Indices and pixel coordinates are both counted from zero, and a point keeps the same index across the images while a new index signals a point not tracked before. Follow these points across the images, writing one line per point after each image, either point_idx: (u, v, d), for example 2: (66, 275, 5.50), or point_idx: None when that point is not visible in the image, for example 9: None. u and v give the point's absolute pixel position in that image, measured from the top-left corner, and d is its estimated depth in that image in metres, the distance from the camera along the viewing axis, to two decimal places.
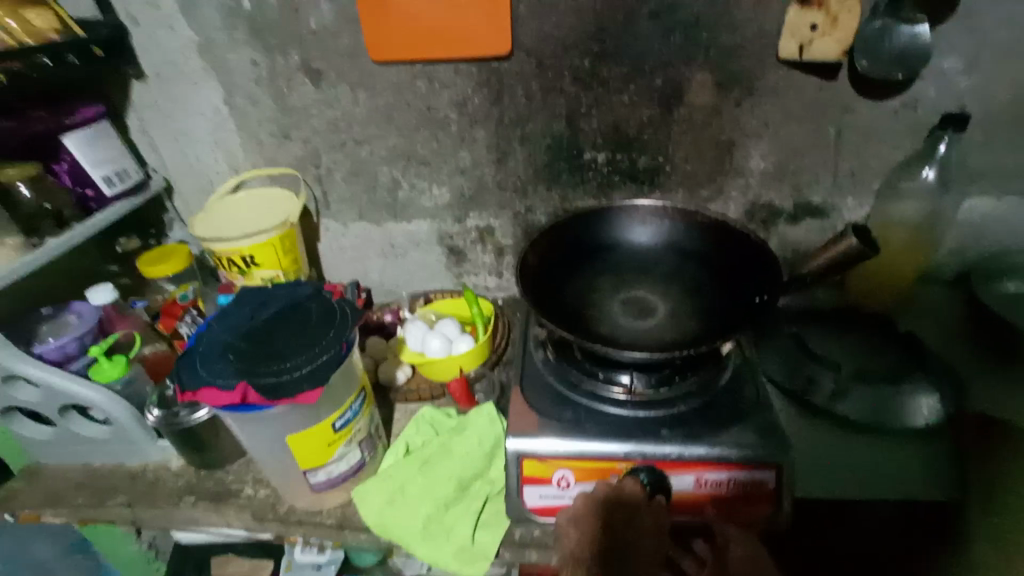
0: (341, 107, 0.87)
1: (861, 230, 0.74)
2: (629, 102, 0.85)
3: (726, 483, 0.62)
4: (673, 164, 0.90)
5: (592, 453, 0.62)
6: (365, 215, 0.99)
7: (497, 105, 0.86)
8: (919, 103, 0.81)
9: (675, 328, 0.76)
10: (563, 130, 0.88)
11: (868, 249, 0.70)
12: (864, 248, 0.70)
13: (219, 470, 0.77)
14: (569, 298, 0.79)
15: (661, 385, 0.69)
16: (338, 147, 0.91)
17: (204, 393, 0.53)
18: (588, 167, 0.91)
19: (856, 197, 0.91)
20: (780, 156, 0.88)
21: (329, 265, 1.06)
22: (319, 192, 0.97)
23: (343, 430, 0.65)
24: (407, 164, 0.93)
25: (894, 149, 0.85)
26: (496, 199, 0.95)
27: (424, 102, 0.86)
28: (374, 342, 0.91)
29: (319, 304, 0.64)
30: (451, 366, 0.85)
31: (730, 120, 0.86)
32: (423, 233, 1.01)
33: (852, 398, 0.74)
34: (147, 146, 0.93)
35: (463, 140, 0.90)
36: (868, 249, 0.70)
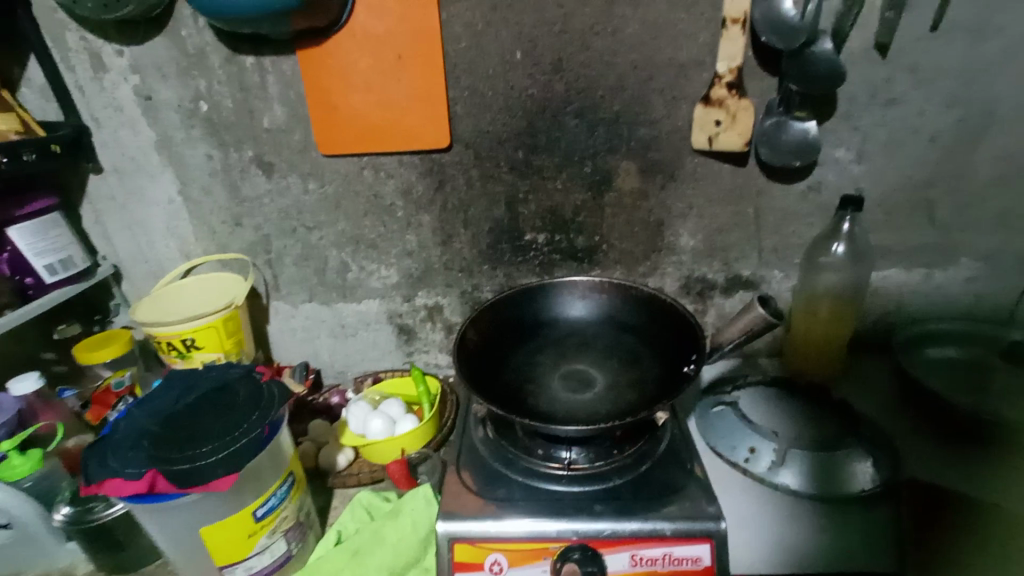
0: (292, 196, 0.93)
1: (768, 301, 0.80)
2: (562, 188, 0.92)
3: (663, 559, 0.59)
4: (609, 244, 0.96)
5: (524, 534, 0.60)
6: (315, 296, 1.01)
7: (440, 192, 0.92)
8: (823, 186, 0.89)
9: (611, 400, 0.77)
10: (504, 214, 0.94)
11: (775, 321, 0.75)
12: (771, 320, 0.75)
13: (133, 572, 0.72)
14: (509, 374, 0.81)
15: (599, 459, 0.69)
16: (290, 233, 0.96)
17: (108, 484, 0.52)
18: (529, 247, 0.96)
19: (781, 270, 0.97)
20: (708, 234, 0.94)
21: (279, 346, 1.06)
22: (269, 275, 0.99)
23: (266, 518, 0.62)
24: (356, 247, 0.97)
25: (808, 227, 0.93)
26: (443, 278, 0.99)
27: (371, 190, 0.92)
28: (315, 425, 0.90)
29: (247, 385, 0.64)
30: (393, 447, 0.84)
31: (657, 203, 0.93)
32: (373, 313, 1.03)
33: (793, 467, 0.73)
34: (99, 235, 0.96)
35: (409, 224, 0.95)
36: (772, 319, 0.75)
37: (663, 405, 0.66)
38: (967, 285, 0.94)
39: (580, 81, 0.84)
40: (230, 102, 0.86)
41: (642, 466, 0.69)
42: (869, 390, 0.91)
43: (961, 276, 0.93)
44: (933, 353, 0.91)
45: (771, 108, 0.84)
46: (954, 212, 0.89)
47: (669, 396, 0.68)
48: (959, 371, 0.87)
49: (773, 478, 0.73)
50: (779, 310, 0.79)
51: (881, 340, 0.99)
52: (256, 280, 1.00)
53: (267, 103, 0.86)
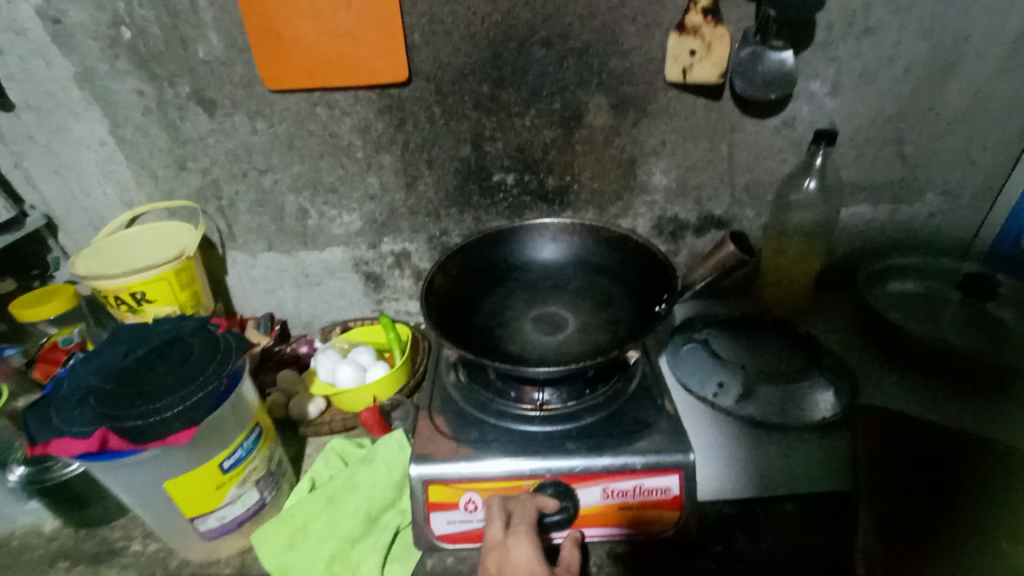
0: (239, 137, 0.86)
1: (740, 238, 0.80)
2: (531, 125, 0.88)
3: (634, 490, 0.61)
4: (580, 184, 0.93)
5: (497, 473, 0.61)
6: (275, 245, 0.96)
7: (401, 131, 0.87)
8: (796, 121, 0.88)
9: (583, 341, 0.77)
10: (470, 154, 0.89)
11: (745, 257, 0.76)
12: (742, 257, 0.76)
13: (101, 528, 0.70)
14: (481, 318, 0.80)
15: (571, 399, 0.70)
16: (240, 177, 0.89)
17: (56, 443, 0.49)
18: (498, 188, 0.93)
19: (752, 209, 0.96)
20: (680, 172, 0.92)
21: (240, 298, 1.02)
22: (222, 223, 0.93)
23: (234, 470, 0.61)
24: (315, 192, 0.91)
25: (780, 163, 0.92)
26: (409, 223, 0.95)
27: (326, 129, 0.86)
28: (284, 376, 0.87)
29: (201, 337, 0.61)
30: (364, 395, 0.83)
31: (630, 141, 0.89)
32: (338, 261, 0.99)
33: (758, 400, 0.77)
34: (24, 182, 0.87)
35: (370, 166, 0.89)
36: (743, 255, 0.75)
37: (634, 344, 0.66)
38: (928, 220, 0.95)
39: (547, 6, 0.78)
40: (158, 29, 0.77)
41: (613, 404, 0.70)
42: (832, 324, 0.93)
43: (925, 210, 0.94)
44: (891, 287, 0.93)
45: (747, 37, 0.80)
46: (922, 147, 0.89)
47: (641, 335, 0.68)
48: (914, 304, 0.90)
49: (738, 410, 0.76)
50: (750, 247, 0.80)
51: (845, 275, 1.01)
52: (209, 228, 0.94)
53: (201, 30, 0.77)
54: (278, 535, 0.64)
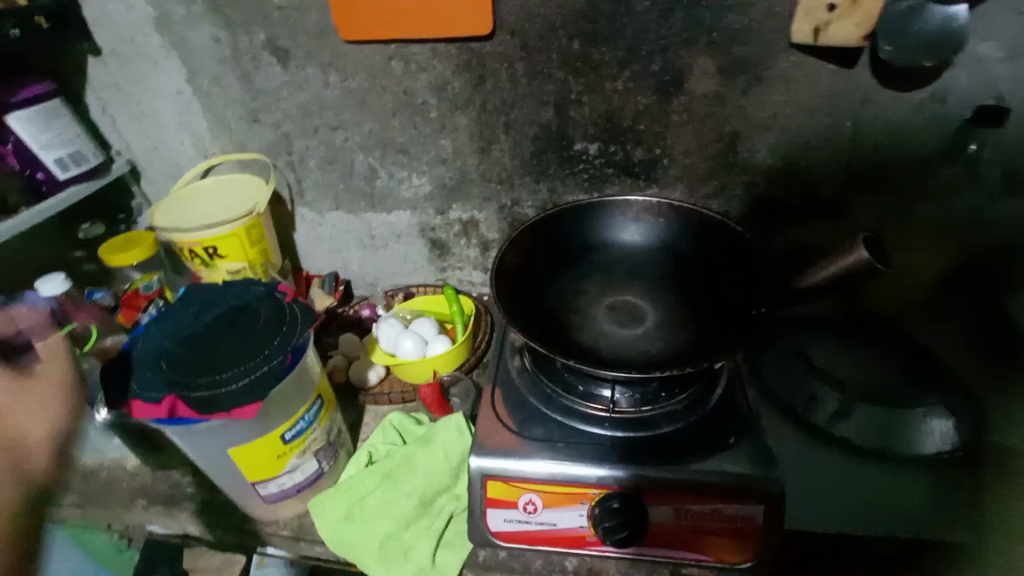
0: (311, 90, 0.82)
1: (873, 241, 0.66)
2: (623, 89, 0.78)
3: (709, 514, 0.56)
4: (671, 157, 0.83)
5: (563, 477, 0.57)
6: (343, 205, 0.94)
7: (479, 90, 0.80)
8: (946, 95, 0.73)
9: (663, 339, 0.70)
10: (552, 119, 0.81)
11: (880, 266, 0.62)
12: (876, 265, 0.62)
13: (175, 472, 0.73)
14: (550, 302, 0.74)
15: (645, 403, 0.64)
16: (312, 132, 0.86)
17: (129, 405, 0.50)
18: (579, 158, 0.85)
19: (871, 197, 0.83)
20: (789, 151, 0.80)
21: (307, 255, 1.01)
22: (293, 179, 0.91)
23: (295, 441, 0.61)
24: (385, 152, 0.87)
25: (916, 145, 0.77)
26: (480, 190, 0.90)
27: (400, 85, 0.80)
28: (346, 339, 0.88)
29: (269, 306, 0.59)
30: (424, 368, 0.81)
31: (736, 112, 0.78)
32: (404, 225, 0.95)
33: (859, 420, 0.69)
34: (109, 128, 0.89)
35: (444, 127, 0.83)
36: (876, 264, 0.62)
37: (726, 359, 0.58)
38: None
39: None
40: None
41: (692, 413, 0.64)
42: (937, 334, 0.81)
43: None
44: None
45: None
46: None
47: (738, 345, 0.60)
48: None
49: (831, 429, 0.69)
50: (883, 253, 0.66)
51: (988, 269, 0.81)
52: (280, 183, 0.92)
53: None
54: (335, 506, 0.64)
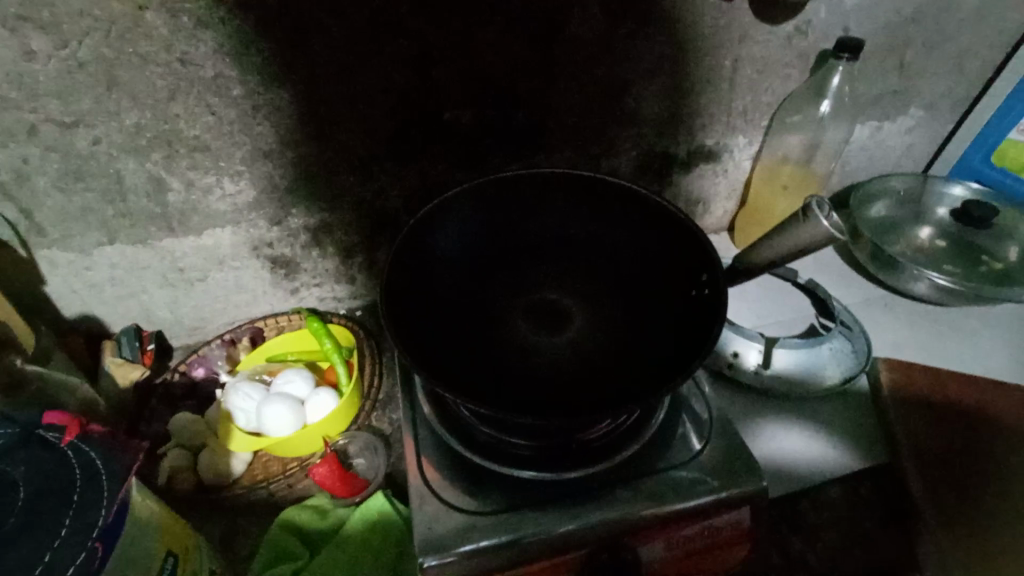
0: (4, 67, 0.50)
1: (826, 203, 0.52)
2: (493, 39, 0.62)
3: (697, 534, 0.51)
4: (556, 117, 0.71)
5: (536, 547, 0.48)
6: (119, 235, 0.64)
7: (299, 53, 0.56)
8: (811, 26, 0.72)
9: (597, 343, 0.62)
10: (408, 84, 0.62)
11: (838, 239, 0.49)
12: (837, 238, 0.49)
13: None
14: (455, 322, 0.60)
15: (598, 428, 0.54)
16: (28, 135, 0.54)
17: None
18: (450, 130, 0.68)
19: (745, 135, 0.82)
20: (673, 96, 0.74)
21: (81, 312, 0.70)
22: (15, 211, 0.59)
23: None
24: (170, 152, 0.59)
25: (784, 80, 0.77)
26: (327, 186, 0.68)
27: (170, 51, 0.53)
28: (180, 423, 0.63)
29: (29, 469, 0.40)
30: (309, 438, 0.62)
31: (620, 57, 0.68)
32: (226, 247, 0.69)
33: (783, 371, 0.69)
34: None
35: (255, 108, 0.59)
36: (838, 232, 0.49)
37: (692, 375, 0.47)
38: (905, 137, 0.90)
39: None
40: None
41: (652, 423, 0.56)
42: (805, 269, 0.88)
43: (907, 125, 0.88)
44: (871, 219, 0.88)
45: None
46: (925, 55, 0.79)
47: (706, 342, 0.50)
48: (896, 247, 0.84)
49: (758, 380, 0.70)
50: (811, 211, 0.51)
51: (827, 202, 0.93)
52: None
53: None
54: None
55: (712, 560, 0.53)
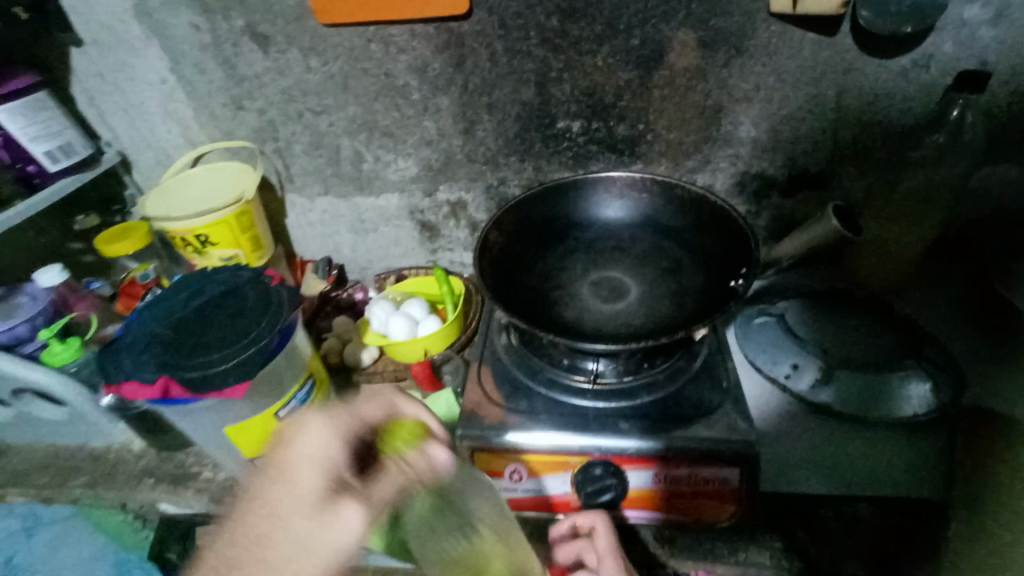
0: (293, 76, 0.82)
1: (844, 213, 0.77)
2: (603, 65, 0.78)
3: (685, 479, 0.59)
4: (655, 133, 0.83)
5: (545, 447, 0.60)
6: (331, 190, 0.95)
7: (460, 71, 0.80)
8: (931, 60, 0.73)
9: (646, 311, 0.71)
10: (534, 97, 0.81)
11: (847, 234, 0.74)
12: (844, 232, 0.74)
13: (180, 452, 0.78)
14: (533, 278, 0.75)
15: (627, 375, 0.66)
16: (296, 118, 0.87)
17: (116, 390, 0.55)
18: (563, 136, 0.85)
19: (856, 166, 0.83)
20: (772, 122, 0.80)
21: (299, 242, 1.02)
22: (280, 165, 0.92)
23: (288, 419, 0.65)
24: (370, 135, 0.87)
25: (900, 113, 0.77)
26: (466, 170, 0.90)
27: (382, 68, 0.81)
28: (339, 322, 0.91)
29: (259, 292, 0.62)
30: (416, 348, 0.83)
31: (717, 84, 0.78)
32: (393, 208, 0.96)
33: (840, 386, 0.69)
34: (96, 119, 0.89)
35: (426, 109, 0.84)
36: (846, 233, 0.74)
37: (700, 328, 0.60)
38: None
39: None
40: None
41: (673, 383, 0.66)
42: None
43: None
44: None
45: None
46: None
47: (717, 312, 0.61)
48: None
49: (813, 397, 0.69)
50: (855, 223, 0.76)
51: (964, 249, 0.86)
52: (268, 169, 0.93)
53: None
54: None
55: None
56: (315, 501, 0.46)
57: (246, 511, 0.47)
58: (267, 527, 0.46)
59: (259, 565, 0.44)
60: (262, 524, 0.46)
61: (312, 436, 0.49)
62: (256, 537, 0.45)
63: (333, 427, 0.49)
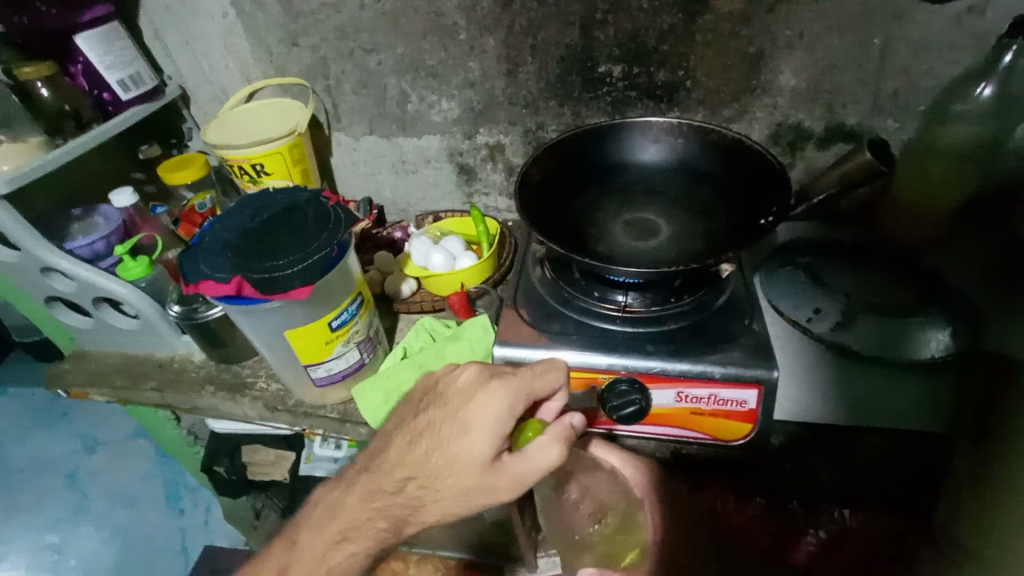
0: (347, 12, 0.86)
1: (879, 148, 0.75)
2: (648, 8, 0.79)
3: (707, 398, 0.63)
4: (695, 80, 0.85)
5: (575, 363, 0.65)
6: (376, 130, 0.99)
7: (507, 11, 0.82)
8: (982, 10, 0.72)
9: (677, 249, 0.74)
10: (577, 40, 0.83)
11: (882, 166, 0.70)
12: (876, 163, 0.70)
13: (237, 364, 0.85)
14: (569, 215, 0.78)
15: (655, 305, 0.70)
16: (347, 56, 0.90)
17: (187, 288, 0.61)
18: (603, 81, 0.87)
19: (896, 119, 0.83)
20: (813, 71, 0.81)
21: (342, 181, 1.07)
22: (329, 103, 0.96)
23: (340, 330, 0.70)
24: (417, 75, 0.91)
25: (946, 65, 0.77)
26: (507, 114, 0.93)
27: (432, 6, 0.83)
28: (381, 256, 0.96)
29: (318, 209, 0.67)
30: (453, 280, 0.88)
31: (761, 30, 0.79)
32: (434, 150, 1.00)
33: (859, 330, 0.71)
34: (161, 52, 0.94)
35: (472, 49, 0.87)
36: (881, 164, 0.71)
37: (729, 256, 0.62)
38: None
39: None
40: None
41: (699, 315, 0.69)
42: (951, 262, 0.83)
43: None
44: None
45: None
46: None
47: (740, 246, 0.65)
48: None
49: (834, 338, 0.71)
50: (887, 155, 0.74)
51: None
52: (317, 108, 0.97)
53: None
54: (375, 391, 0.74)
55: (681, 548, 0.71)
56: (481, 462, 0.53)
57: (421, 444, 0.56)
58: (446, 470, 0.54)
59: (433, 491, 0.55)
60: (438, 465, 0.55)
61: (485, 398, 0.55)
62: (428, 473, 0.55)
63: (507, 386, 0.55)
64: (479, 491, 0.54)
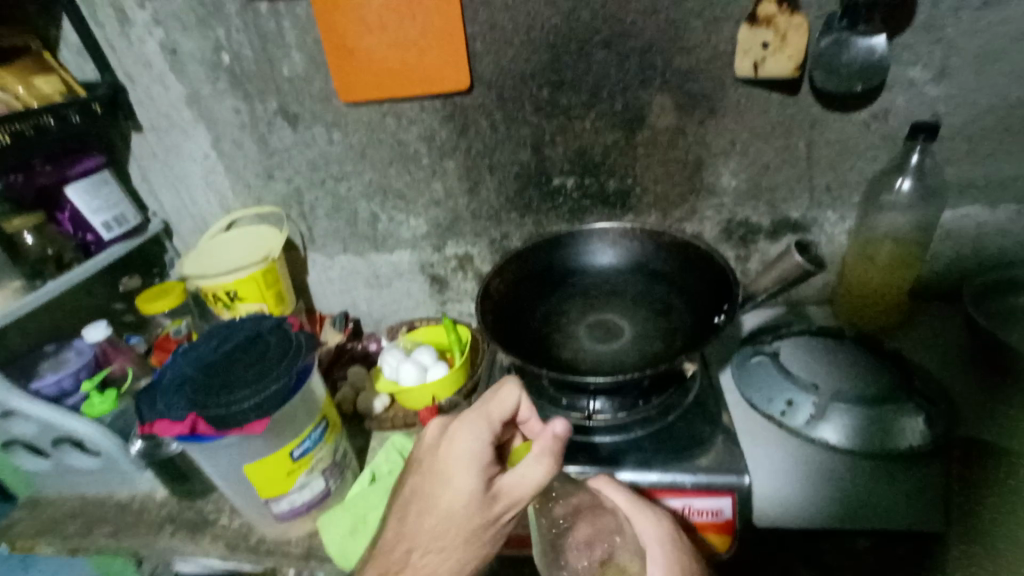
0: (317, 147, 0.93)
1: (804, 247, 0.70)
2: (591, 128, 0.87)
3: (682, 510, 0.62)
4: (643, 186, 0.90)
5: None
6: (350, 248, 1.03)
7: (463, 137, 0.90)
8: (890, 112, 0.80)
9: (640, 350, 0.75)
10: (530, 158, 0.90)
11: (815, 270, 0.65)
12: (812, 269, 0.65)
13: (200, 500, 0.82)
14: (533, 322, 0.80)
15: (622, 410, 0.69)
16: (319, 185, 0.97)
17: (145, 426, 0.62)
18: (559, 192, 0.93)
19: (835, 210, 0.88)
20: (751, 172, 0.87)
21: (319, 298, 1.10)
22: (304, 227, 1.01)
23: (303, 458, 0.69)
24: (385, 198, 0.97)
25: (870, 160, 0.84)
26: (472, 227, 0.98)
27: (394, 138, 0.91)
28: (354, 371, 0.96)
29: (280, 337, 0.68)
30: (425, 392, 0.87)
31: (696, 140, 0.86)
32: (405, 264, 1.04)
33: (838, 420, 0.67)
34: (147, 192, 1.01)
35: (435, 172, 0.93)
36: (812, 267, 0.65)
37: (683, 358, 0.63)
38: None
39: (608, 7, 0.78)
40: (250, 52, 0.86)
41: (667, 419, 0.68)
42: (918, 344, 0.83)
43: None
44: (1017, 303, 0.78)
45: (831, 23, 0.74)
46: None
47: (701, 342, 0.65)
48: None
49: (810, 432, 0.68)
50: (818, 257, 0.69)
51: (953, 288, 0.90)
52: (293, 232, 1.02)
53: (285, 50, 0.85)
54: (341, 522, 0.71)
55: None
56: (475, 500, 0.53)
57: (409, 512, 0.55)
58: (446, 527, 0.53)
59: (438, 550, 0.53)
60: (436, 524, 0.53)
61: (453, 442, 0.56)
62: (430, 536, 0.53)
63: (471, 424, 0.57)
64: (486, 531, 0.53)
